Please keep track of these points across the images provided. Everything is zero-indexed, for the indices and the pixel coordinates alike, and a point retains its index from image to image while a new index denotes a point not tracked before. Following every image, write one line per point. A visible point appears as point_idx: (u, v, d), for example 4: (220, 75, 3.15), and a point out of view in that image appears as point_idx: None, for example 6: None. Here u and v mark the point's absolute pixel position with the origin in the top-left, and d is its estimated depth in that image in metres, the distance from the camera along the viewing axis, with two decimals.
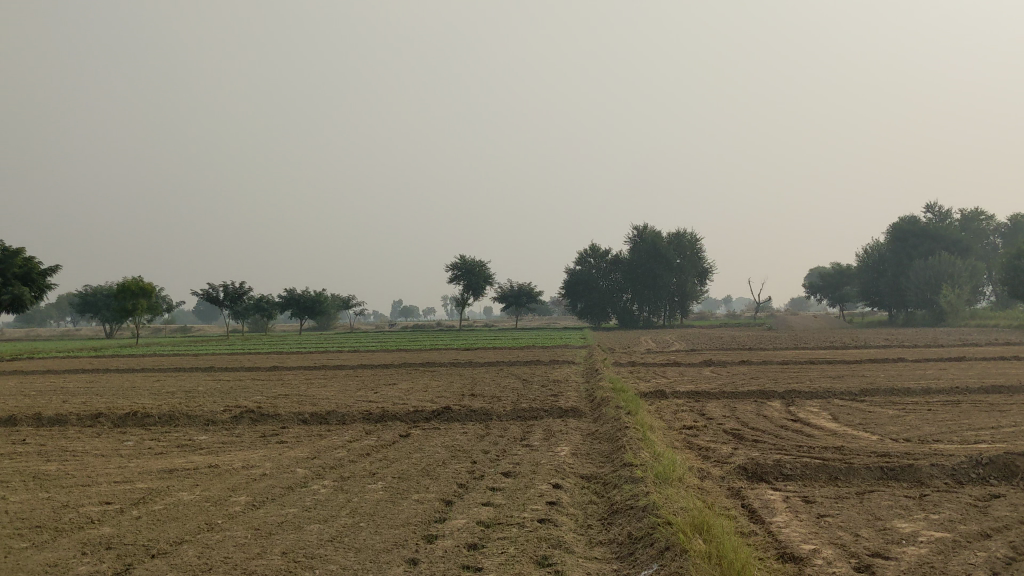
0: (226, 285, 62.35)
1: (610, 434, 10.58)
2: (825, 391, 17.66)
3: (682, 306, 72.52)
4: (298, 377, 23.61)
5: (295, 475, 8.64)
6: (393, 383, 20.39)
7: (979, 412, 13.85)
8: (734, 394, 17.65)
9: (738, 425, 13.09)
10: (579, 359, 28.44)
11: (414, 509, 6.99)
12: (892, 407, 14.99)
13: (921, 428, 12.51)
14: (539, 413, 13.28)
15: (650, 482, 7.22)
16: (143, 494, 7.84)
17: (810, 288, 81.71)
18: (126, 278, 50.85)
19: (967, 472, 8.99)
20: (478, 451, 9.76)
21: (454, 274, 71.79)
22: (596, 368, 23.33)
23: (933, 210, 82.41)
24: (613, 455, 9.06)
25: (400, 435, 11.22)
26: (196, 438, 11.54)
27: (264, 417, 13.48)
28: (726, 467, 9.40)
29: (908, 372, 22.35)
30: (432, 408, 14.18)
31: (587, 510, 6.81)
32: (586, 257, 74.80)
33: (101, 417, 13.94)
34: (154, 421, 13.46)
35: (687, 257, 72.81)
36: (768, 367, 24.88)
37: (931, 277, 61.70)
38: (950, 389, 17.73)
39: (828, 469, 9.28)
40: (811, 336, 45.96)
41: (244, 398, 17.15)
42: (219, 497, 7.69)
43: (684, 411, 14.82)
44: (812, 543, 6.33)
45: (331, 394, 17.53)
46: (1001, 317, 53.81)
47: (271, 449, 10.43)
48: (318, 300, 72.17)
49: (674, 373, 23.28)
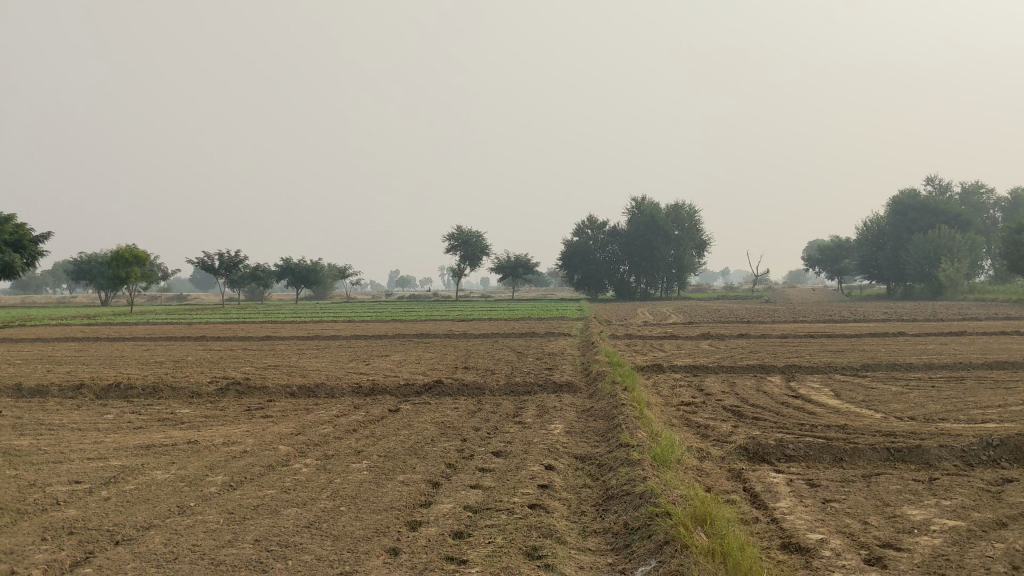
0: (221, 252, 61.82)
1: (605, 411, 10.23)
2: (826, 366, 17.35)
3: (679, 278, 72.55)
4: (291, 347, 23.21)
5: (276, 453, 8.25)
6: (385, 354, 20.05)
7: (983, 390, 13.55)
8: (734, 368, 17.36)
9: (738, 401, 12.74)
10: (576, 331, 28.23)
11: (397, 491, 6.61)
12: (894, 383, 14.70)
13: (925, 405, 12.18)
14: (533, 388, 12.95)
15: (648, 465, 6.84)
16: (115, 473, 7.46)
17: (808, 261, 81.25)
18: (120, 246, 50.37)
19: (978, 454, 8.64)
20: (469, 428, 9.40)
21: (452, 244, 71.37)
22: (593, 340, 22.99)
23: (932, 183, 81.65)
24: (610, 434, 8.70)
25: (389, 410, 10.88)
26: (177, 412, 11.16)
27: (251, 389, 13.11)
28: (726, 447, 9.06)
29: (909, 346, 22.04)
30: (423, 381, 13.84)
31: (581, 495, 6.43)
32: (583, 228, 74.15)
33: (83, 387, 13.58)
34: (137, 393, 13.12)
35: (685, 229, 72.61)
36: (768, 341, 24.53)
37: (931, 251, 61.11)
38: (953, 364, 17.40)
39: (832, 450, 8.91)
40: (809, 309, 45.53)
41: (232, 369, 16.79)
42: (194, 477, 7.30)
43: (681, 386, 14.54)
44: (819, 531, 5.98)
45: (321, 366, 17.17)
46: (1000, 292, 53.37)
47: (255, 424, 10.06)
48: (315, 270, 71.71)
49: (672, 347, 22.99)
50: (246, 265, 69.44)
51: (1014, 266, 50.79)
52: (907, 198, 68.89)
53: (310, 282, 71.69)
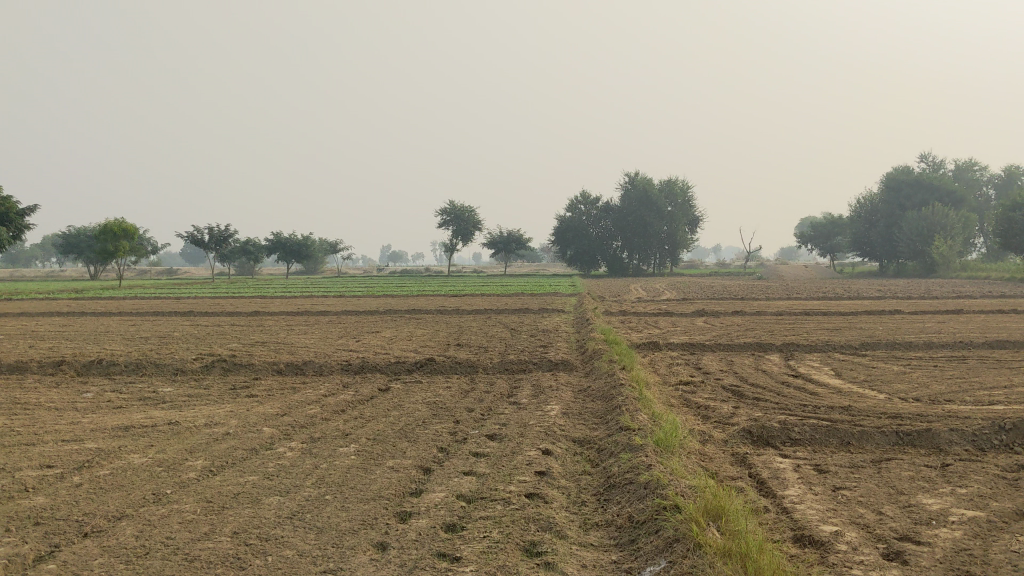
0: (210, 226, 61.18)
1: (602, 391, 9.91)
2: (825, 344, 17.03)
3: (672, 255, 72.19)
4: (279, 322, 22.80)
5: (260, 436, 7.88)
6: (376, 330, 19.67)
7: (987, 370, 13.26)
8: (731, 346, 17.01)
9: (737, 380, 12.44)
10: (568, 307, 27.93)
11: (386, 478, 6.26)
12: (895, 363, 14.39)
13: (930, 386, 11.87)
14: (527, 366, 12.60)
15: (651, 452, 6.49)
16: (90, 456, 7.08)
17: (799, 238, 80.83)
18: (108, 220, 49.69)
19: (989, 438, 8.33)
20: (462, 409, 9.04)
21: (444, 220, 70.82)
22: (587, 317, 22.67)
23: (925, 159, 81.15)
24: (611, 416, 8.35)
25: (379, 390, 10.52)
26: (159, 390, 10.80)
27: (237, 366, 12.77)
28: (729, 429, 8.71)
29: (906, 325, 21.73)
30: (414, 358, 13.46)
31: (580, 483, 6.10)
32: (577, 203, 73.53)
33: (64, 364, 13.18)
34: (120, 369, 12.75)
35: (679, 206, 72.29)
36: (764, 318, 24.19)
37: (923, 228, 60.76)
38: (954, 343, 17.08)
39: (838, 433, 8.58)
40: (803, 288, 43.77)
41: (218, 345, 16.39)
42: (173, 461, 6.93)
43: (679, 364, 14.22)
44: (833, 523, 5.65)
45: (309, 342, 16.77)
46: (993, 270, 53.07)
47: (239, 404, 9.68)
48: (306, 245, 71.09)
49: (667, 323, 22.65)
50: (237, 239, 68.75)
51: (1007, 244, 50.38)
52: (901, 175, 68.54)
53: (302, 256, 71.19)
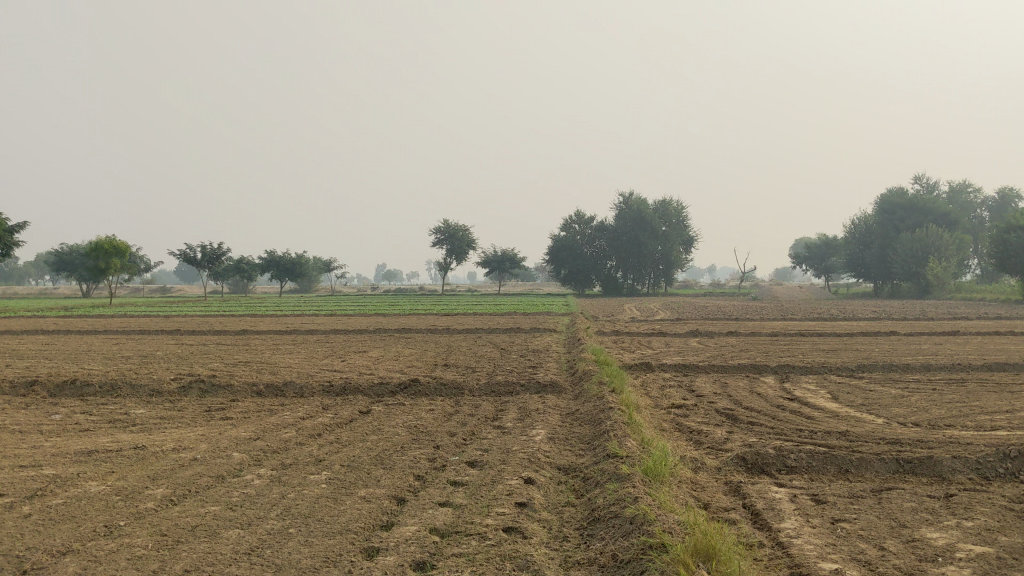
0: (204, 244, 60.77)
1: (591, 415, 9.53)
2: (820, 366, 16.64)
3: (667, 274, 72.08)
4: (266, 341, 22.36)
5: (229, 461, 7.50)
6: (363, 349, 19.25)
7: (987, 394, 12.88)
8: (725, 367, 16.65)
9: (731, 403, 12.03)
10: (560, 326, 27.60)
11: (356, 509, 5.86)
12: (892, 385, 14.02)
13: (928, 410, 11.50)
14: (514, 388, 12.20)
15: (638, 482, 6.13)
16: (44, 485, 6.66)
17: (795, 258, 80.55)
18: (100, 237, 49.18)
19: (993, 466, 7.97)
20: (443, 434, 8.66)
21: (437, 239, 70.46)
22: (579, 337, 22.31)
23: (920, 180, 81.00)
24: (598, 442, 7.98)
25: (359, 412, 10.14)
26: (130, 412, 10.37)
27: (214, 388, 12.33)
28: (723, 456, 8.33)
29: (902, 346, 21.41)
30: (399, 379, 13.07)
31: (562, 515, 5.74)
32: (571, 223, 73.20)
33: (38, 384, 12.73)
34: (93, 391, 12.31)
35: (673, 226, 72.10)
36: (758, 339, 23.78)
37: (917, 249, 60.58)
38: (952, 366, 16.68)
39: (836, 461, 8.21)
40: (798, 305, 49.16)
41: (199, 365, 15.92)
42: (131, 490, 6.53)
43: (671, 386, 13.85)
44: (832, 559, 5.28)
45: (292, 362, 16.33)
46: (988, 291, 52.80)
47: (212, 427, 9.28)
48: (300, 263, 70.55)
49: (660, 343, 22.29)
50: (230, 258, 68.25)
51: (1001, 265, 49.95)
52: (896, 197, 68.39)
53: (295, 275, 70.73)
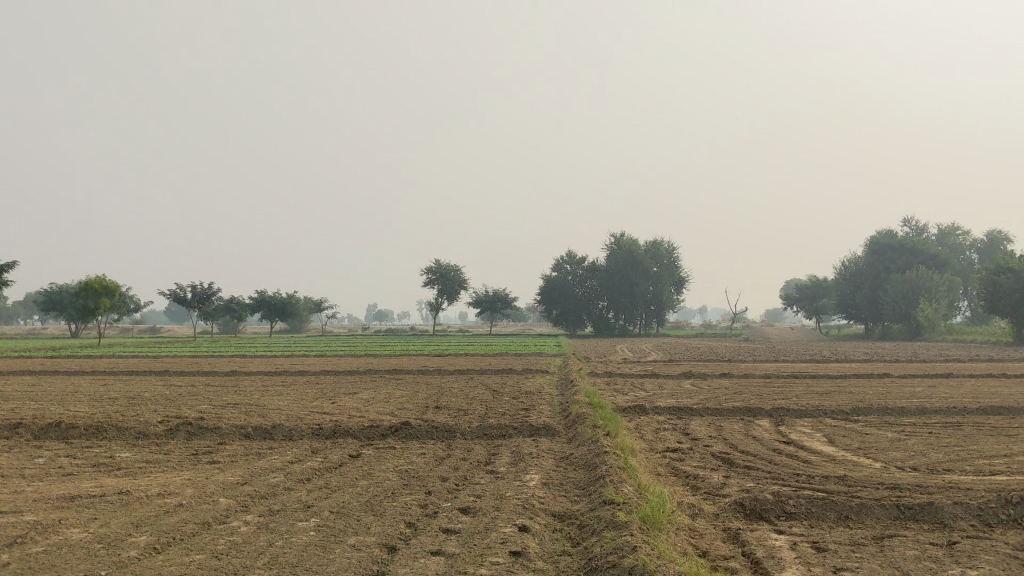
0: (194, 284, 60.50)
1: (585, 459, 9.37)
2: (815, 409, 16.47)
3: (658, 315, 72.05)
4: (255, 383, 22.09)
5: (215, 507, 7.31)
6: (353, 392, 18.99)
7: (985, 437, 12.73)
8: (720, 410, 16.46)
9: (727, 448, 11.85)
10: (553, 368, 27.36)
11: (347, 558, 5.69)
12: (889, 429, 13.85)
13: (926, 454, 11.36)
14: (507, 432, 12.01)
15: (636, 530, 5.98)
16: (25, 531, 6.47)
17: (786, 300, 80.69)
18: (89, 277, 48.93)
19: (994, 512, 7.83)
20: (435, 478, 8.49)
21: (429, 279, 70.32)
22: (572, 379, 22.07)
23: (910, 222, 81.47)
24: (594, 487, 7.83)
25: (349, 456, 9.96)
26: (116, 455, 10.17)
27: (202, 431, 12.13)
28: (720, 502, 8.18)
29: (896, 389, 21.25)
30: (390, 422, 12.86)
31: (558, 565, 5.58)
32: (562, 263, 73.18)
33: (22, 427, 12.48)
34: (78, 434, 12.09)
35: (665, 267, 72.19)
36: (751, 381, 23.57)
37: (908, 290, 60.73)
38: (947, 409, 16.54)
39: (836, 507, 8.06)
40: (790, 347, 49.02)
41: (187, 407, 15.66)
42: (115, 537, 6.34)
43: (665, 429, 13.67)
44: None
45: (281, 404, 16.10)
46: (979, 333, 52.83)
47: (198, 472, 9.09)
48: (290, 303, 70.33)
49: (652, 386, 22.08)
50: (220, 298, 67.96)
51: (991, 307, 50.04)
52: (886, 238, 68.67)
53: (286, 315, 70.43)
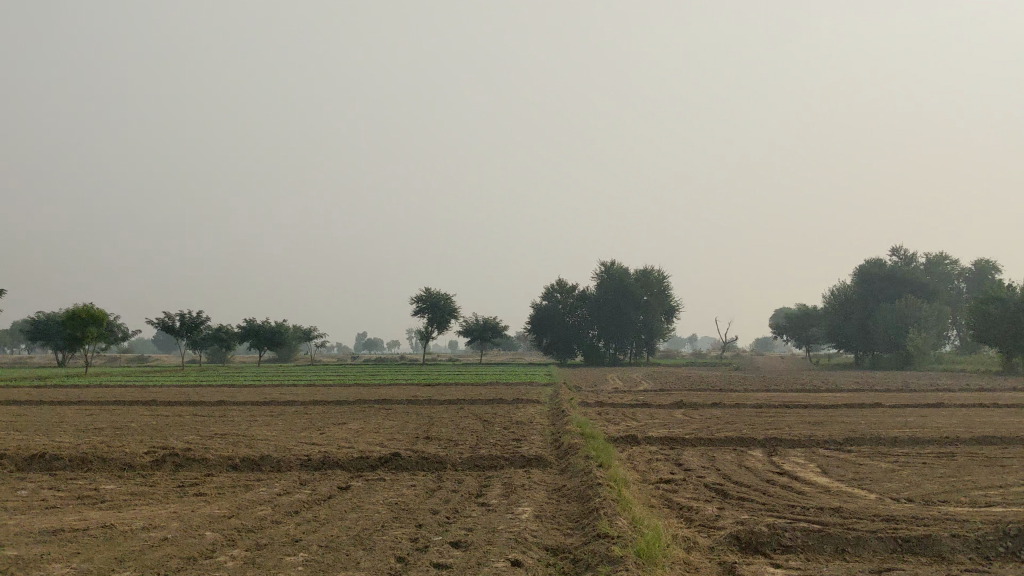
0: (183, 313, 60.21)
1: (578, 491, 9.25)
2: (808, 439, 16.37)
3: (648, 344, 72.03)
4: (243, 413, 21.84)
5: (202, 542, 7.16)
6: (342, 422, 18.80)
7: (980, 468, 12.64)
8: (713, 440, 16.34)
9: (721, 478, 11.72)
10: (544, 397, 27.20)
11: None
12: (884, 460, 13.75)
13: (921, 485, 11.26)
14: (498, 463, 11.88)
15: (631, 565, 5.87)
16: (5, 567, 6.31)
17: (776, 328, 80.80)
18: (77, 305, 48.65)
19: (992, 544, 7.75)
20: (426, 512, 8.36)
21: (419, 308, 70.13)
22: (563, 408, 21.92)
23: (898, 252, 81.84)
24: (587, 520, 7.71)
25: (338, 488, 9.81)
26: (100, 488, 9.98)
27: (188, 462, 11.95)
28: (714, 535, 8.08)
29: (889, 418, 21.16)
30: (379, 453, 12.69)
31: None
32: (552, 292, 73.12)
33: (4, 458, 12.27)
34: (62, 465, 11.90)
35: (655, 295, 72.23)
36: (743, 411, 23.43)
37: (897, 320, 60.92)
38: (941, 439, 16.46)
39: (832, 539, 7.95)
40: (779, 375, 48.90)
41: (173, 438, 15.45)
42: (98, 573, 6.19)
43: (658, 460, 13.54)
44: None
45: (270, 435, 15.91)
46: (968, 363, 52.92)
47: (184, 504, 8.92)
48: (279, 332, 70.01)
49: (643, 415, 21.94)
50: (208, 327, 67.61)
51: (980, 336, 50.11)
52: (874, 268, 68.97)
53: (275, 344, 70.10)
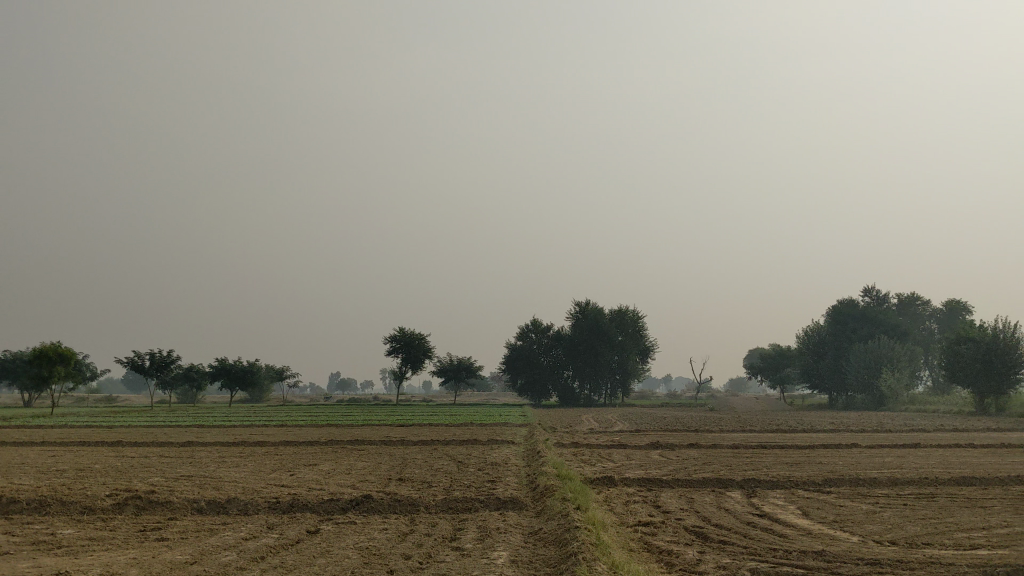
0: (153, 352, 59.31)
1: (555, 535, 8.98)
2: (786, 480, 16.18)
3: (623, 384, 71.72)
4: (211, 454, 21.39)
5: None
6: (313, 463, 18.38)
7: (960, 509, 12.50)
8: (689, 481, 16.11)
9: (700, 521, 11.47)
10: (519, 438, 26.90)
11: None
12: (863, 501, 13.57)
13: (905, 527, 11.07)
14: (473, 505, 11.58)
15: None
16: None
17: (750, 367, 80.83)
18: (44, 344, 47.79)
19: None
20: (398, 556, 8.07)
21: (393, 347, 69.59)
22: (538, 449, 21.60)
23: (870, 292, 82.34)
24: (565, 567, 7.42)
25: (308, 533, 9.46)
26: (58, 533, 9.56)
27: (153, 505, 11.53)
28: None
29: (866, 459, 21.00)
30: (351, 495, 12.31)
31: None
32: (527, 331, 72.48)
33: None
34: (19, 508, 11.44)
35: (630, 335, 72.07)
36: (720, 451, 23.27)
37: (871, 361, 61.05)
38: (919, 479, 16.32)
39: None
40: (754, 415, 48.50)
41: (138, 479, 14.99)
42: None
43: (636, 502, 13.26)
44: None
45: (238, 476, 15.47)
46: (941, 403, 52.95)
47: (147, 550, 8.55)
48: (251, 371, 69.08)
49: (620, 456, 21.71)
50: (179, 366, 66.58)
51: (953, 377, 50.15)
52: (847, 308, 69.25)
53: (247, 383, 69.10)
